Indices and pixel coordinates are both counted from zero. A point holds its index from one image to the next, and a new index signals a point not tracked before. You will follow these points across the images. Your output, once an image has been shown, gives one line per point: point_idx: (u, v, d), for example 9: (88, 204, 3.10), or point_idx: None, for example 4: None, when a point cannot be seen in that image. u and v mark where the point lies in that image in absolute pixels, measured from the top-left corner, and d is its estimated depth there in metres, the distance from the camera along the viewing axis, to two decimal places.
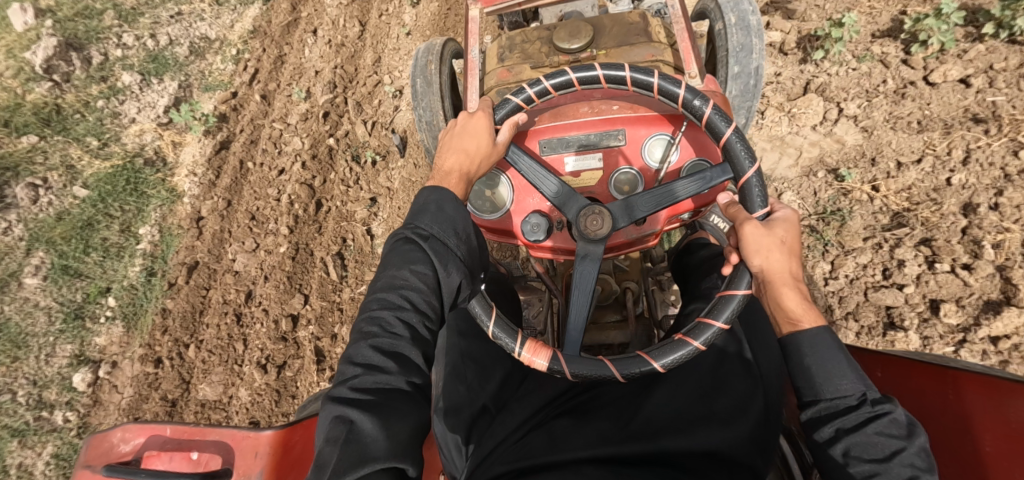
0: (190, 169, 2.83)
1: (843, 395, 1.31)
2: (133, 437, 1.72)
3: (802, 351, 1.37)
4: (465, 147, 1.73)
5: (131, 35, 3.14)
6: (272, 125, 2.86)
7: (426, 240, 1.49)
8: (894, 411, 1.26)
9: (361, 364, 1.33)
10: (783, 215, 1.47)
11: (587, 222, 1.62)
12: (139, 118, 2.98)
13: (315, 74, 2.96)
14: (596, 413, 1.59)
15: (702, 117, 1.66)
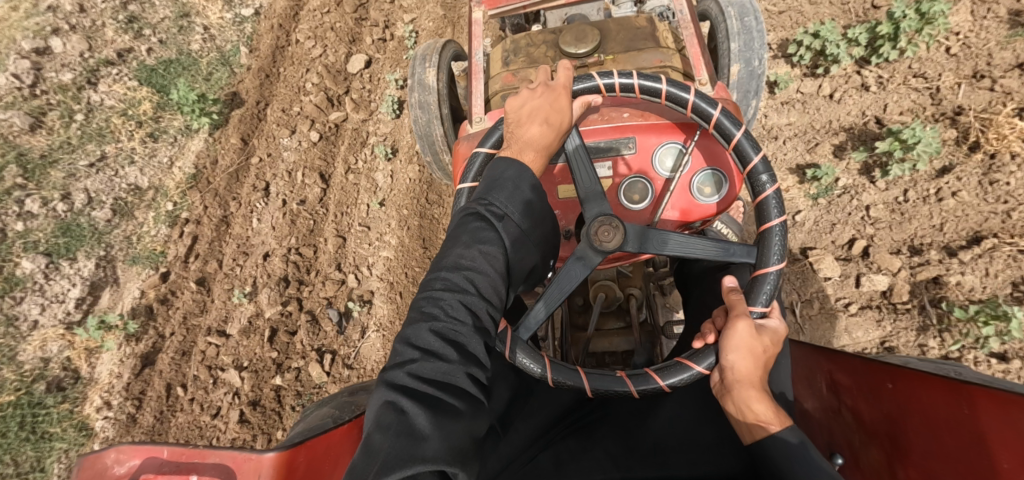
0: (103, 395, 2.21)
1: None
2: (129, 457, 1.12)
3: (784, 458, 1.11)
4: (538, 108, 1.40)
5: (38, 199, 2.52)
6: (207, 336, 2.25)
7: (497, 221, 1.25)
8: None
9: (418, 349, 1.09)
10: (774, 326, 1.23)
11: (596, 233, 1.30)
12: (42, 320, 2.33)
13: (262, 260, 2.33)
14: (600, 443, 1.53)
15: (727, 142, 1.37)
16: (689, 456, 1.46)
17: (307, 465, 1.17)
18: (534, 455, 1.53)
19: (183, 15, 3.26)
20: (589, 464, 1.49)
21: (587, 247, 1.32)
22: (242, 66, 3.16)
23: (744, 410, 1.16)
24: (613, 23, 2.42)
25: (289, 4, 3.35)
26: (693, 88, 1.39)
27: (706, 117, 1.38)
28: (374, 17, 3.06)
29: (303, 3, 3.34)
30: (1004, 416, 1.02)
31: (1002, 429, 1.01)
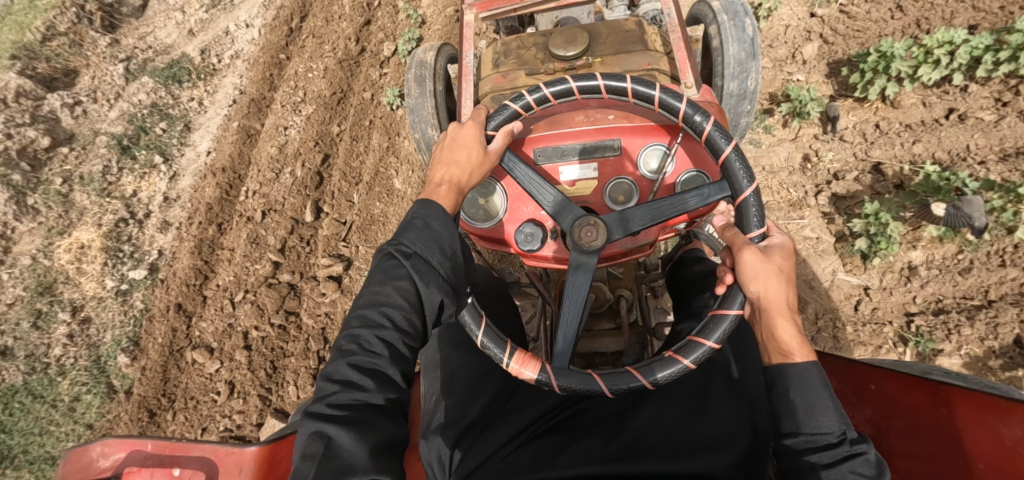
0: None
1: (822, 431, 1.14)
2: (114, 451, 1.31)
3: (788, 385, 1.20)
4: (456, 160, 1.50)
5: None
6: None
7: (408, 258, 1.29)
8: (871, 453, 1.10)
9: (338, 382, 1.14)
10: (781, 241, 1.34)
11: (579, 234, 1.45)
12: None
13: None
14: (585, 431, 1.43)
15: (700, 135, 1.46)
16: (676, 449, 1.36)
17: (285, 460, 1.30)
18: (512, 451, 1.44)
19: (37, 296, 2.31)
20: (573, 455, 1.37)
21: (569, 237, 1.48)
22: (124, 378, 2.20)
23: (778, 322, 1.26)
24: (607, 28, 2.52)
25: (195, 265, 2.35)
26: (686, 97, 1.46)
27: (698, 129, 1.46)
28: (307, 328, 2.12)
29: (214, 271, 2.35)
30: (983, 418, 1.15)
31: (978, 433, 1.14)
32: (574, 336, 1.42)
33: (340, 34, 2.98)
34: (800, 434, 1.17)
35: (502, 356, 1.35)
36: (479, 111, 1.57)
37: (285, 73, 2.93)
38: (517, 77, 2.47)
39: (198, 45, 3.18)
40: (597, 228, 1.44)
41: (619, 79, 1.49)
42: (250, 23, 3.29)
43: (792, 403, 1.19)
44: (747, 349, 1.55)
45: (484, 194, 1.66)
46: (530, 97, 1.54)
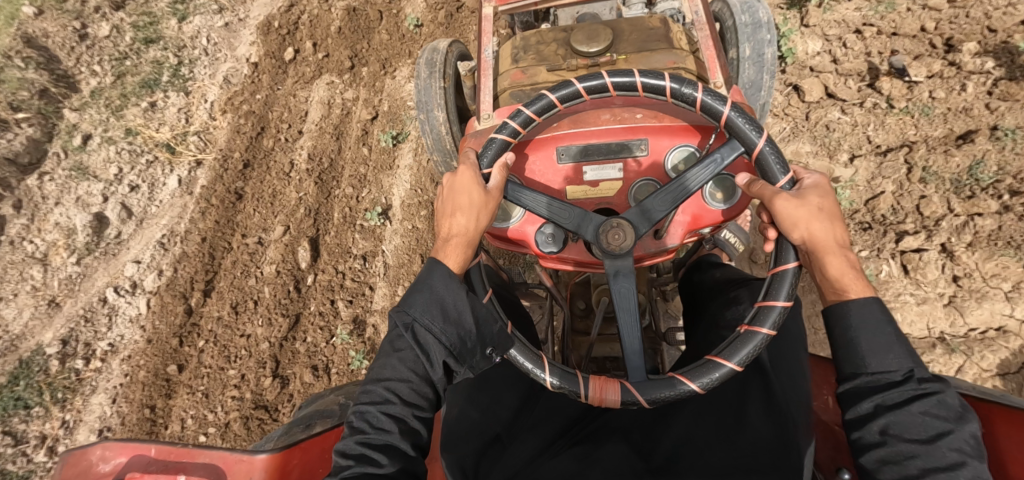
0: None
1: (885, 370, 1.02)
2: (115, 455, 1.22)
3: (848, 326, 1.07)
4: (458, 206, 1.30)
5: None
6: None
7: (408, 328, 1.23)
8: (945, 392, 0.97)
9: (352, 457, 1.17)
10: (814, 182, 1.18)
11: (605, 234, 1.23)
12: None
13: None
14: (613, 440, 1.29)
15: (693, 106, 1.25)
16: (714, 464, 1.18)
17: (297, 470, 1.25)
18: (540, 464, 1.29)
19: None
20: (601, 468, 1.23)
21: (595, 229, 1.25)
22: None
23: (820, 261, 1.12)
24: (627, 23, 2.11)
25: None
26: (666, 72, 1.26)
27: (689, 100, 1.25)
28: None
29: None
30: (1022, 435, 0.99)
31: (1015, 447, 0.98)
32: (636, 345, 1.21)
33: (253, 349, 2.05)
34: (859, 375, 1.04)
35: (577, 391, 1.17)
36: (466, 153, 1.37)
37: (173, 408, 2.05)
38: (537, 72, 2.09)
39: (54, 337, 2.21)
40: (627, 227, 1.22)
41: (593, 77, 1.29)
42: (139, 282, 2.33)
43: (853, 343, 1.06)
44: (788, 357, 1.30)
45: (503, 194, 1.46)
46: (512, 122, 1.33)
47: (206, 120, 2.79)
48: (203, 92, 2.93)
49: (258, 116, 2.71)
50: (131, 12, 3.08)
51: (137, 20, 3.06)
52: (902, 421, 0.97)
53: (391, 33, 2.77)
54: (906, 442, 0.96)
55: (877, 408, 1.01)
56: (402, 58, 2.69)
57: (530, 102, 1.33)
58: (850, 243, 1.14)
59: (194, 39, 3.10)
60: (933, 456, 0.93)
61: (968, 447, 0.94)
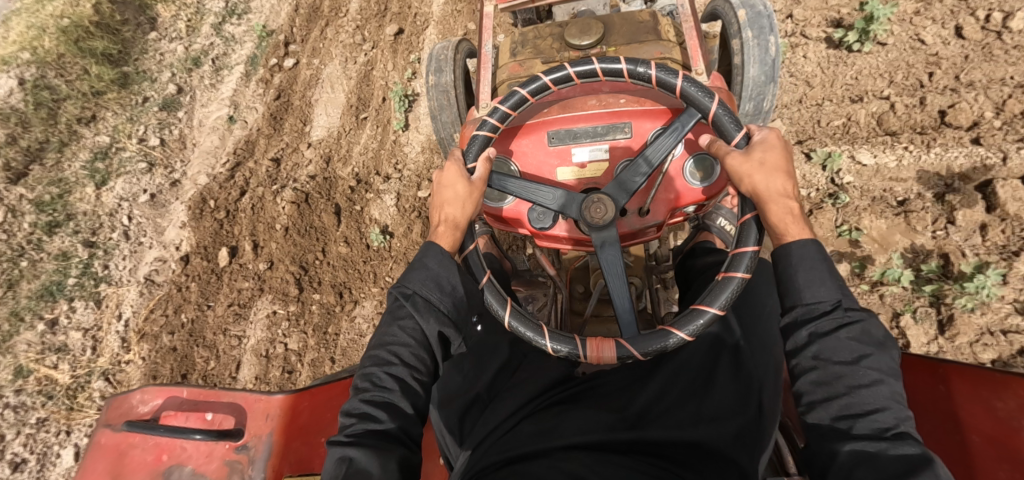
0: None
1: (818, 300, 1.06)
2: (153, 397, 1.32)
3: (791, 265, 1.09)
4: (445, 200, 1.29)
5: None
6: None
7: (408, 299, 1.24)
8: (866, 321, 1.03)
9: (354, 415, 1.14)
10: (763, 137, 1.18)
11: (587, 210, 1.21)
12: None
13: None
14: (590, 397, 1.19)
15: (649, 83, 1.27)
16: (682, 419, 1.10)
17: (307, 411, 1.30)
18: (516, 422, 1.18)
19: None
20: (576, 419, 1.13)
21: (577, 202, 1.23)
22: None
23: (762, 204, 1.13)
24: (615, 18, 2.25)
25: None
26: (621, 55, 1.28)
27: (645, 79, 1.27)
28: None
29: None
30: (978, 393, 1.02)
31: (973, 406, 1.01)
32: (624, 305, 1.18)
33: None
34: (795, 307, 1.09)
35: (574, 351, 1.11)
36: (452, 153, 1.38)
37: None
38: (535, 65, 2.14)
39: None
40: (607, 200, 1.20)
41: (556, 69, 1.30)
42: None
43: (791, 279, 1.09)
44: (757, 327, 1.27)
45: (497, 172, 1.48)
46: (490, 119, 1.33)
47: (117, 353, 2.17)
48: (120, 299, 2.30)
49: (179, 355, 2.09)
50: (35, 182, 2.50)
51: (41, 194, 2.47)
52: (832, 347, 1.03)
53: (351, 243, 2.10)
54: (833, 365, 1.02)
55: (811, 336, 1.05)
56: (366, 285, 2.04)
57: (505, 98, 1.34)
58: (796, 192, 1.14)
59: (114, 215, 2.47)
60: (854, 376, 0.99)
61: (887, 367, 1.00)
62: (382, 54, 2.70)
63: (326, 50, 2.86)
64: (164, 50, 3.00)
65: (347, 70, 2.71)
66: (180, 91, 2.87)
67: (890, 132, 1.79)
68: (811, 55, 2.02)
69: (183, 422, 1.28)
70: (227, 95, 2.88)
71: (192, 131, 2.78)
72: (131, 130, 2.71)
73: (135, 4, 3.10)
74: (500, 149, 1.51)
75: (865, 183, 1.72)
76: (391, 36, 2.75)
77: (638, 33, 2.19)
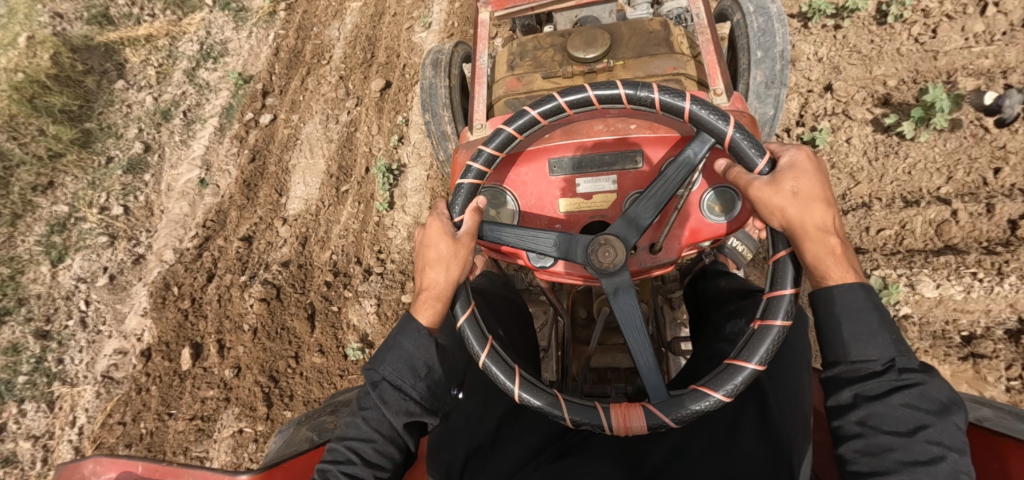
0: None
1: (865, 358, 0.88)
2: (105, 471, 1.05)
3: (835, 314, 0.91)
4: (427, 263, 1.09)
5: None
6: None
7: (374, 386, 1.06)
8: (927, 383, 0.84)
9: None
10: (791, 158, 0.96)
11: (594, 255, 1.02)
12: None
13: None
14: (597, 454, 1.05)
15: (652, 108, 1.05)
16: None
17: None
18: None
19: None
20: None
21: (581, 244, 1.04)
22: None
23: (803, 243, 0.93)
24: (625, 27, 1.80)
25: None
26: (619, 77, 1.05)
27: (648, 103, 1.05)
28: None
29: None
30: None
31: None
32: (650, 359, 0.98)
33: None
34: (839, 364, 0.91)
35: (599, 425, 0.93)
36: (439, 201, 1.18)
37: None
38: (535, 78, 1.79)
39: None
40: (618, 243, 1.01)
41: (547, 100, 1.09)
42: None
43: (833, 331, 0.91)
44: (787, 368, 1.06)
45: (493, 204, 1.26)
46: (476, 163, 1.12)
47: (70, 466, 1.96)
48: (75, 400, 2.08)
49: None
50: None
51: None
52: (883, 413, 0.85)
53: (326, 352, 1.89)
54: (884, 434, 0.84)
55: (857, 398, 0.88)
56: None
57: (512, 118, 1.12)
58: (835, 224, 0.93)
59: (71, 298, 2.25)
60: (910, 451, 0.82)
61: (948, 439, 0.82)
62: (367, 113, 2.43)
63: (305, 104, 2.60)
64: (131, 100, 2.76)
65: (328, 130, 2.45)
66: (147, 150, 2.62)
67: (950, 244, 1.56)
68: (856, 140, 1.76)
69: None
70: (199, 153, 2.63)
71: (159, 197, 2.53)
72: (92, 198, 2.47)
73: (100, 50, 2.84)
74: (493, 179, 1.28)
75: (925, 315, 1.49)
76: (377, 92, 2.48)
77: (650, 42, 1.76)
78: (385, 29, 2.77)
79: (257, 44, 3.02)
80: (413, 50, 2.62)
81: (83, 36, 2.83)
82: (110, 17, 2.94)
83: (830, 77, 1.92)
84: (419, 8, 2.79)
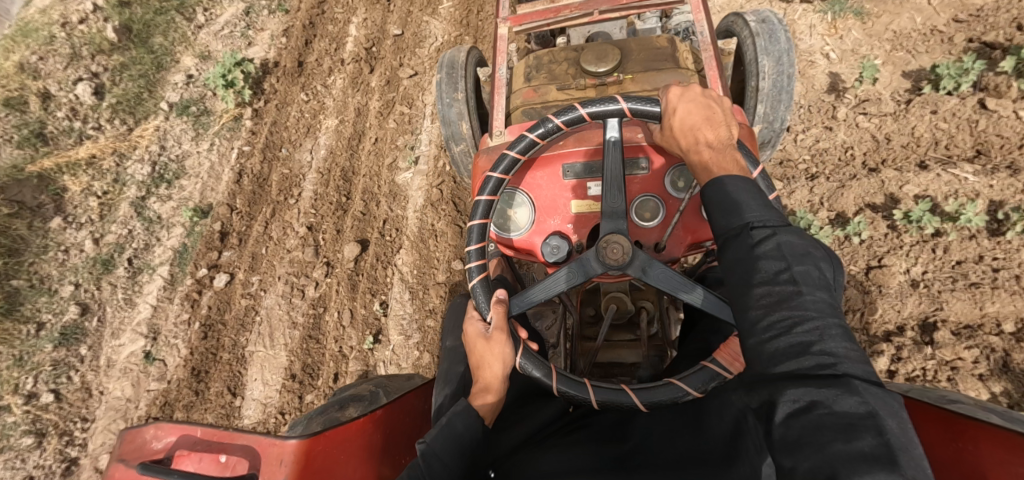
0: None
1: (732, 217, 0.89)
2: (168, 433, 1.03)
3: (712, 200, 0.93)
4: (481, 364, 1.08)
5: None
6: None
7: None
8: (781, 236, 0.84)
9: None
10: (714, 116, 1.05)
11: (603, 254, 1.06)
12: None
13: None
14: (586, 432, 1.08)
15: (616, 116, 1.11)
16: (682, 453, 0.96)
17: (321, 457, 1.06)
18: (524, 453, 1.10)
19: None
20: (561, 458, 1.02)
21: (590, 259, 1.08)
22: None
23: (690, 153, 1.05)
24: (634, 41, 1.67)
25: None
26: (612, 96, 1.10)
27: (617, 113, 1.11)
28: None
29: None
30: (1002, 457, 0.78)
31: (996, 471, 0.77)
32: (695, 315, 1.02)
33: None
34: (721, 238, 0.90)
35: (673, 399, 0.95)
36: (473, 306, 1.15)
37: None
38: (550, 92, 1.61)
39: None
40: (625, 238, 1.06)
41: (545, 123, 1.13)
42: None
43: (715, 205, 0.92)
44: None
45: (505, 205, 1.32)
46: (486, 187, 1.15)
47: None
48: None
49: None
50: None
51: None
52: (752, 269, 0.83)
53: None
54: (757, 289, 0.82)
55: (733, 266, 0.86)
56: None
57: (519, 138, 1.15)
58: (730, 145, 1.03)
59: None
60: (790, 316, 0.78)
61: (820, 303, 0.78)
62: (337, 291, 2.01)
63: (265, 263, 2.17)
64: (69, 243, 2.36)
65: (292, 308, 2.03)
66: (83, 313, 2.23)
67: None
68: None
69: (196, 464, 1.01)
70: (145, 316, 2.23)
71: (97, 376, 2.15)
72: (17, 382, 2.10)
73: (33, 180, 2.44)
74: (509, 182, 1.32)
75: None
76: (351, 260, 2.04)
77: (659, 57, 1.61)
78: (364, 160, 2.32)
79: (219, 161, 2.58)
80: (394, 197, 2.16)
81: (12, 165, 2.44)
82: (47, 134, 2.52)
83: (926, 315, 1.50)
84: (405, 134, 2.33)
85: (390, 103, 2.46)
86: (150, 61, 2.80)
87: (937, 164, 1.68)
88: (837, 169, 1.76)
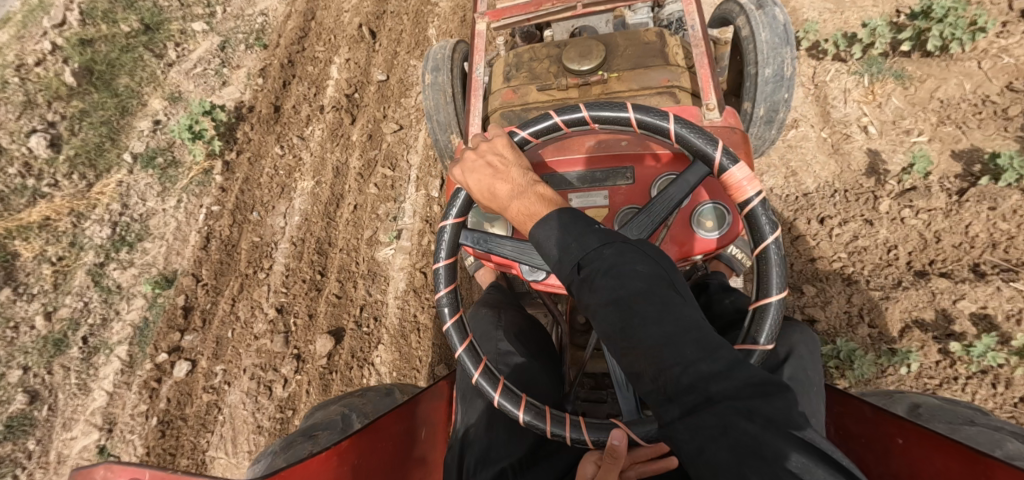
0: None
1: (576, 252, 0.82)
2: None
3: (564, 236, 0.85)
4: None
5: None
6: None
7: None
8: (622, 254, 0.79)
9: None
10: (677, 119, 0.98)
11: None
12: None
13: None
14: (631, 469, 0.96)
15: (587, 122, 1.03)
16: None
17: None
18: None
19: None
20: None
21: None
22: None
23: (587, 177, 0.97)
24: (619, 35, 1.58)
25: None
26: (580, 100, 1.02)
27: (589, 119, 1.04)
28: None
29: None
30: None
31: None
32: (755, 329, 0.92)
33: None
34: (578, 272, 0.82)
35: None
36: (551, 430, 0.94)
37: None
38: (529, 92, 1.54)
39: None
40: None
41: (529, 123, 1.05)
42: None
43: (566, 236, 0.85)
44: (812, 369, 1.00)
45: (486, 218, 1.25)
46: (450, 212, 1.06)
47: None
48: None
49: None
50: None
51: None
52: (623, 306, 0.75)
53: None
54: (640, 324, 0.74)
55: (604, 303, 0.77)
56: None
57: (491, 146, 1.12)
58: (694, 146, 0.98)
59: None
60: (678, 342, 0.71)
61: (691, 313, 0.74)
62: (308, 391, 1.82)
63: (230, 350, 1.96)
64: (18, 318, 2.15)
65: (259, 409, 1.84)
66: (32, 401, 2.02)
67: None
68: None
69: None
70: (99, 405, 2.02)
71: (46, 475, 1.95)
72: None
73: None
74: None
75: None
76: (323, 356, 1.85)
77: (647, 52, 1.53)
78: (342, 231, 2.10)
79: (186, 222, 2.34)
80: (373, 280, 1.98)
81: None
82: None
83: None
84: (387, 202, 2.13)
85: (370, 164, 2.23)
86: (114, 105, 2.58)
87: (994, 270, 1.45)
88: (877, 272, 1.55)
